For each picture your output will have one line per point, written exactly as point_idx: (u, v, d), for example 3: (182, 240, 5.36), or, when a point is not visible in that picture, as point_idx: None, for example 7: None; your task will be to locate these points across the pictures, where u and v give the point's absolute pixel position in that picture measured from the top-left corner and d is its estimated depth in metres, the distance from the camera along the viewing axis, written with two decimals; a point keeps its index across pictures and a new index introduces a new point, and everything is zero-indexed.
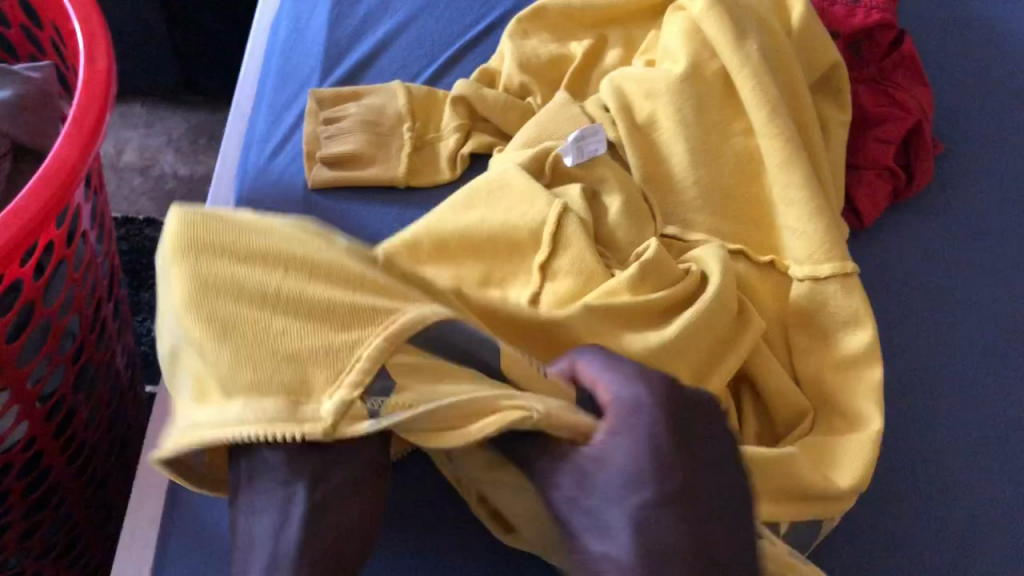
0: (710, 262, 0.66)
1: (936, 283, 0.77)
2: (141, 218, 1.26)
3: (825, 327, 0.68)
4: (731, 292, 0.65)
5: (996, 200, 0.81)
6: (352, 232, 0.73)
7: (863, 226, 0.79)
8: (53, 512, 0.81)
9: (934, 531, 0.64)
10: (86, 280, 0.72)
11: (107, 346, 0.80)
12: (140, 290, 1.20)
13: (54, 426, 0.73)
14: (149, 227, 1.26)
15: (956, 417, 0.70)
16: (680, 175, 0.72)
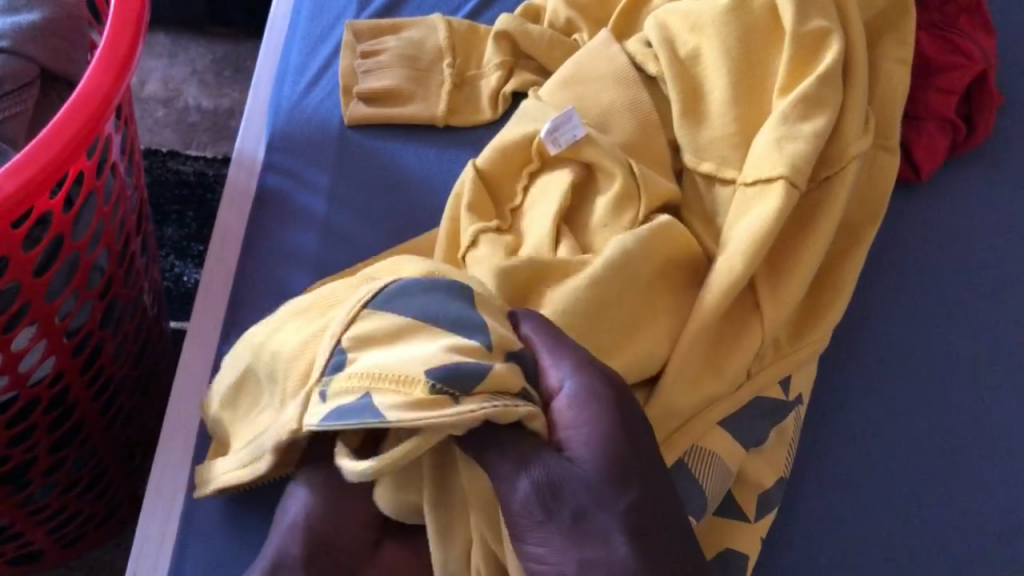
0: (753, 213, 0.62)
1: (990, 249, 0.74)
2: (165, 151, 1.24)
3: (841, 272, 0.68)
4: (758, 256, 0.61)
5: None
6: (387, 172, 0.70)
7: (920, 180, 0.76)
8: (79, 447, 0.80)
9: (978, 511, 0.63)
10: (116, 214, 0.70)
11: (136, 282, 0.78)
12: (165, 225, 1.18)
13: (81, 362, 0.71)
14: (173, 161, 1.23)
15: (1005, 380, 0.68)
16: None
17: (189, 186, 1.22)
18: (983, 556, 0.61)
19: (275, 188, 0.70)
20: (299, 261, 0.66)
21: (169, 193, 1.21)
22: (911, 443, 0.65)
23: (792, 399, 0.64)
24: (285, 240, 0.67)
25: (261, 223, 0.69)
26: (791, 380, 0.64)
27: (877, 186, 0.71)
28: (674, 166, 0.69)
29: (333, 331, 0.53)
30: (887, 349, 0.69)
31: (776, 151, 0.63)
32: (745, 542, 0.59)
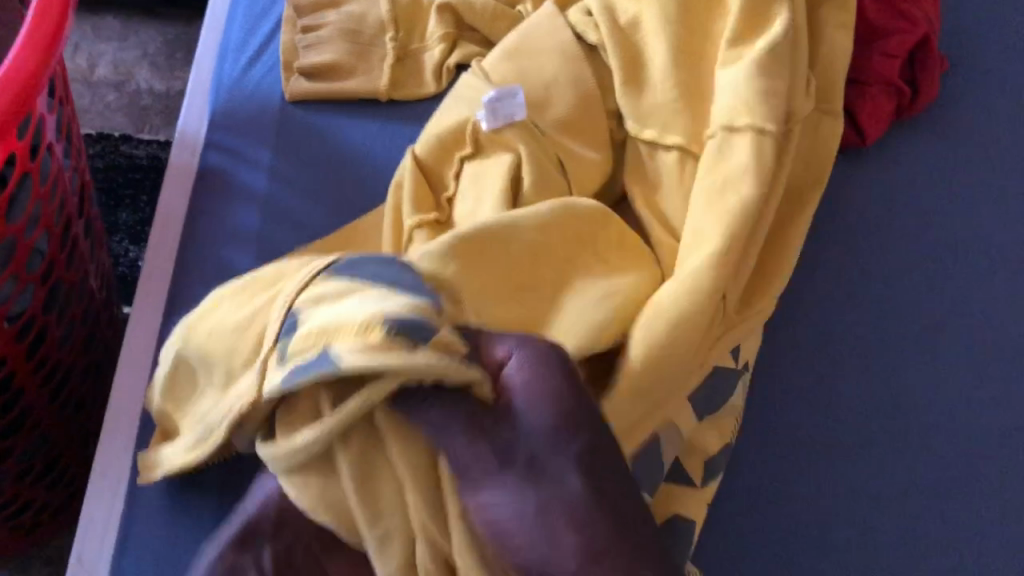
0: (712, 170, 0.62)
1: (936, 213, 0.74)
2: (117, 134, 1.22)
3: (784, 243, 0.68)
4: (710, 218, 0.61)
5: (1004, 129, 0.78)
6: (331, 148, 0.69)
7: (865, 144, 0.76)
8: (29, 434, 0.79)
9: (925, 471, 0.63)
10: (55, 196, 0.69)
11: (81, 265, 0.77)
12: (117, 210, 1.17)
13: (25, 347, 0.71)
14: (126, 145, 1.22)
15: (949, 342, 0.68)
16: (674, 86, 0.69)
17: (142, 170, 1.20)
18: (930, 516, 0.61)
19: (217, 167, 0.69)
20: (241, 239, 0.65)
21: (122, 178, 1.19)
22: (857, 405, 0.65)
23: (739, 365, 0.64)
24: (227, 218, 0.66)
25: (203, 202, 0.68)
26: (741, 348, 0.64)
27: (820, 150, 0.71)
28: (619, 135, 0.68)
29: (284, 297, 0.53)
30: (835, 315, 0.69)
31: (725, 123, 0.63)
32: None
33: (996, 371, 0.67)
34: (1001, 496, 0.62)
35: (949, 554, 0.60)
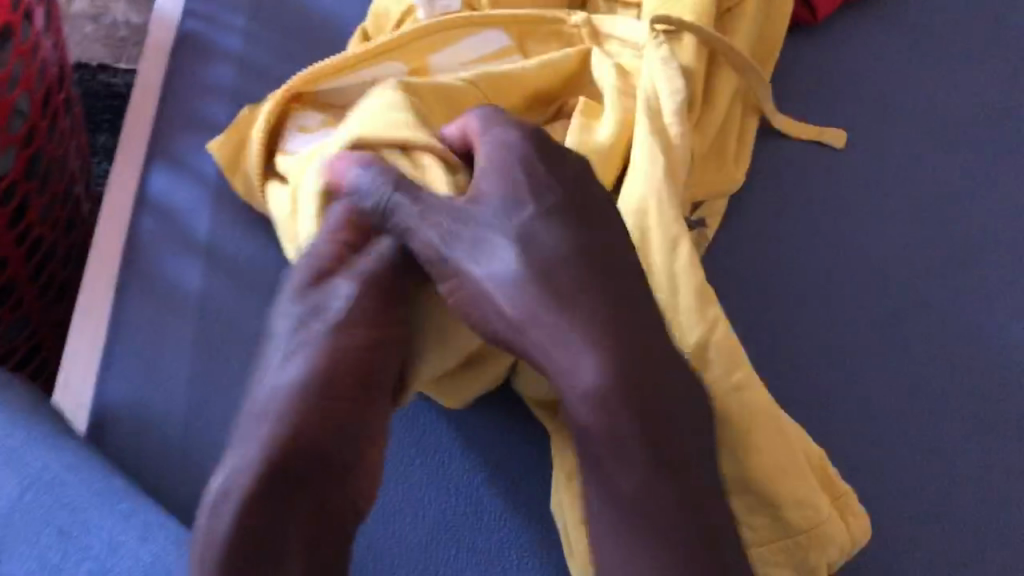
0: (650, 72, 0.62)
1: (893, 70, 0.76)
2: (94, 62, 1.13)
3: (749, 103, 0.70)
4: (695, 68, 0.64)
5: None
6: (306, 16, 0.72)
7: (817, 21, 0.78)
8: (10, 313, 0.78)
9: (882, 298, 0.65)
10: (35, 61, 0.71)
11: (60, 141, 0.79)
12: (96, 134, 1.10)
13: (8, 211, 0.72)
14: (103, 74, 1.12)
15: (903, 193, 0.70)
16: None
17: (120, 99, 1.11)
18: (886, 336, 0.63)
19: (194, 33, 0.71)
20: (218, 94, 0.69)
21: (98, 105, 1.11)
22: (810, 248, 0.67)
23: (695, 220, 0.65)
24: (207, 78, 0.69)
25: (181, 65, 0.70)
26: (705, 205, 0.66)
27: (772, 25, 0.73)
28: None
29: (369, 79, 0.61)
30: (796, 160, 0.71)
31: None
32: (734, 409, 0.52)
33: (949, 220, 0.69)
34: (951, 335, 0.63)
35: (904, 367, 0.62)
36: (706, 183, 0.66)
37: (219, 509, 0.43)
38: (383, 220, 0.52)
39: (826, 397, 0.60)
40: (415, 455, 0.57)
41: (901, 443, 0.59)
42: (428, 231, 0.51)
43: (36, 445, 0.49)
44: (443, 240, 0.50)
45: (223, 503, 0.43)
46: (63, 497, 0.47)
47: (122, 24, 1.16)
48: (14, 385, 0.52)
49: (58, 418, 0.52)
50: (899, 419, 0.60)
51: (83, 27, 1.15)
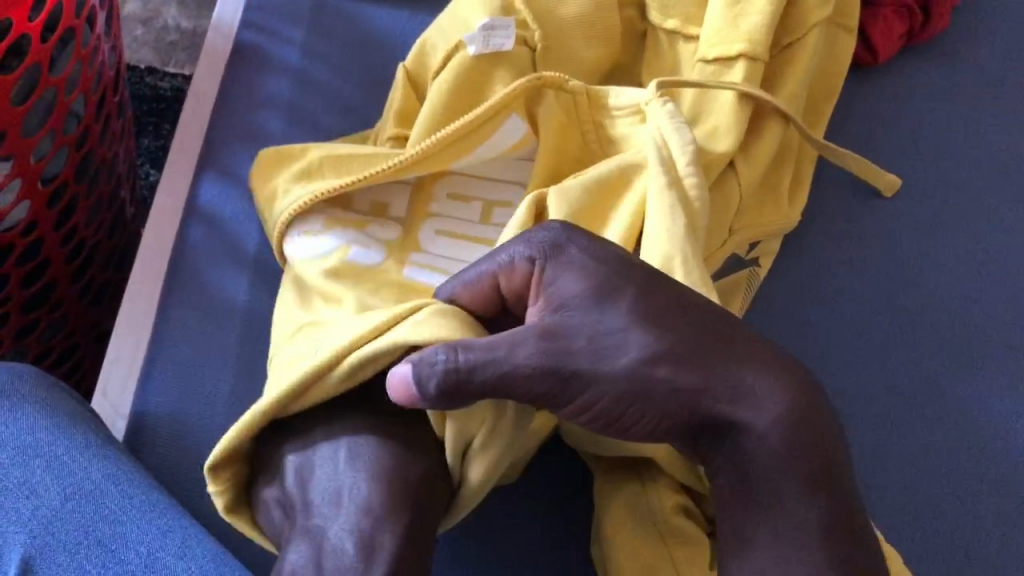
0: (658, 130, 0.57)
1: (955, 117, 0.74)
2: (142, 65, 1.11)
3: (803, 150, 0.68)
4: (731, 123, 0.61)
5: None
6: (363, 33, 0.72)
7: (876, 63, 0.77)
8: (51, 312, 0.78)
9: (938, 351, 0.63)
10: (93, 64, 0.71)
11: (109, 143, 0.78)
12: (139, 136, 1.08)
13: (56, 212, 0.72)
14: (150, 77, 1.11)
15: (963, 243, 0.68)
16: None
17: (164, 103, 1.10)
18: (938, 390, 0.62)
19: (251, 44, 0.71)
20: (273, 106, 0.68)
21: (142, 108, 1.10)
22: (863, 297, 0.66)
23: (748, 259, 0.65)
24: (262, 90, 0.69)
25: (235, 75, 0.70)
26: (757, 244, 0.65)
27: (834, 63, 0.72)
28: (638, 27, 0.69)
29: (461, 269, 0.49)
30: (849, 205, 0.70)
31: (733, 27, 0.64)
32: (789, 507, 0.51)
33: (1010, 272, 0.67)
34: (1008, 390, 0.62)
35: (955, 424, 0.61)
36: (753, 232, 0.64)
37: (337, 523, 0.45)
38: (464, 385, 0.42)
39: (872, 450, 0.59)
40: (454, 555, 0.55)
41: (949, 502, 0.58)
42: (523, 355, 0.42)
43: (78, 453, 0.49)
44: (553, 353, 0.42)
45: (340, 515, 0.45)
46: (103, 508, 0.47)
47: (173, 28, 1.14)
48: (59, 389, 0.52)
49: (100, 427, 0.52)
50: (947, 477, 0.58)
51: (133, 29, 1.14)
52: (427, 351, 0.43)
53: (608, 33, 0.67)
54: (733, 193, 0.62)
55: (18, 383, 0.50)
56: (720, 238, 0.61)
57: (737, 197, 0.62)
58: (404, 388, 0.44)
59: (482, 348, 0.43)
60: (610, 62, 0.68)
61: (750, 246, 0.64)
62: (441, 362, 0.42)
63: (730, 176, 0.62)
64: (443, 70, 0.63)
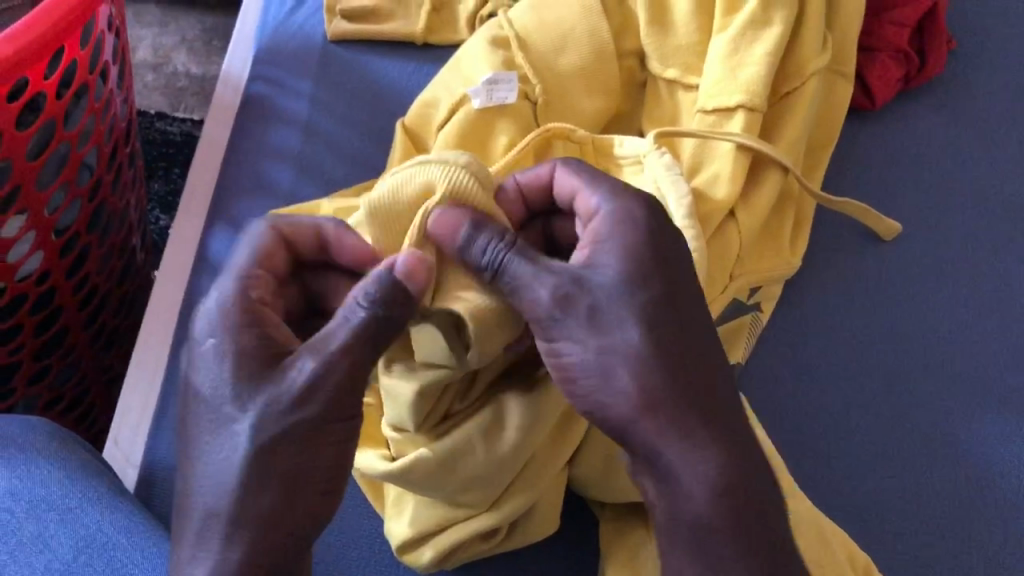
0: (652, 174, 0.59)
1: (954, 158, 0.75)
2: (153, 111, 1.12)
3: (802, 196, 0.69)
4: (733, 174, 0.62)
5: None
6: (370, 84, 0.74)
7: (874, 106, 0.78)
8: (63, 358, 0.79)
9: (937, 395, 0.64)
10: (105, 117, 0.73)
11: (121, 192, 0.80)
12: (149, 181, 1.08)
13: (69, 261, 0.73)
14: (160, 122, 1.12)
15: (961, 287, 0.69)
16: (681, 24, 0.68)
17: (174, 146, 1.11)
18: (942, 433, 0.62)
19: (260, 95, 0.73)
20: (282, 157, 0.70)
21: (152, 152, 1.10)
22: (863, 339, 0.66)
23: (751, 304, 0.65)
24: (271, 141, 0.71)
25: (245, 126, 0.72)
26: (759, 289, 0.65)
27: (831, 108, 0.73)
28: (638, 76, 0.71)
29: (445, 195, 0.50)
30: (849, 248, 0.71)
31: (732, 78, 0.65)
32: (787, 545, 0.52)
33: (1008, 316, 0.67)
34: (1008, 435, 0.62)
35: (960, 465, 0.61)
36: (755, 280, 0.64)
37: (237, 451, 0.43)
38: (496, 279, 0.47)
39: (876, 494, 0.60)
40: None
41: (953, 545, 0.58)
42: (540, 289, 0.45)
43: (90, 506, 0.49)
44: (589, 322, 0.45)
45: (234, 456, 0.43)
46: (114, 561, 0.48)
47: (182, 74, 1.16)
48: (72, 441, 0.53)
49: (113, 478, 0.52)
50: (951, 519, 0.59)
51: (144, 76, 1.16)
52: (492, 226, 0.47)
53: (609, 82, 0.68)
54: (733, 242, 0.63)
55: (33, 437, 0.51)
56: (719, 289, 0.62)
57: (738, 246, 0.63)
58: (447, 222, 0.47)
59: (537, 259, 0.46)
60: (612, 110, 0.70)
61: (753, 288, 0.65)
62: (485, 259, 0.47)
63: (731, 225, 0.63)
64: (450, 122, 0.64)
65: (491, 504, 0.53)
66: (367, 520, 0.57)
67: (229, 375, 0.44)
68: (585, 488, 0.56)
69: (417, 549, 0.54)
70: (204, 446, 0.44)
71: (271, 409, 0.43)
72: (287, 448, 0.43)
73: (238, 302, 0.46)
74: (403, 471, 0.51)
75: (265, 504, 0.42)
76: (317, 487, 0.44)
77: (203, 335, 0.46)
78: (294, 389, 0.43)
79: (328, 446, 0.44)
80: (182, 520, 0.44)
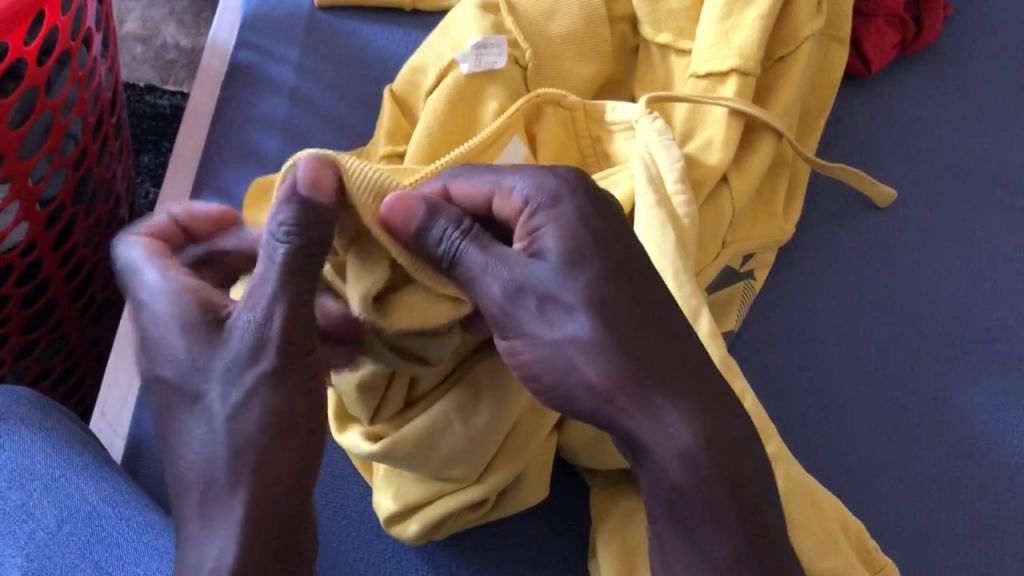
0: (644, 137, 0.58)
1: (950, 125, 0.74)
2: (141, 84, 1.11)
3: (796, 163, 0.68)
4: (728, 136, 0.62)
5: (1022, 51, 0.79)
6: (358, 51, 0.73)
7: (870, 73, 0.77)
8: (51, 331, 0.78)
9: (931, 363, 0.63)
10: (89, 86, 0.72)
11: (107, 163, 0.79)
12: (138, 154, 1.07)
13: (54, 233, 0.72)
14: (150, 95, 1.10)
15: (956, 254, 0.68)
16: None
17: (163, 120, 1.09)
18: (936, 401, 0.62)
19: (246, 63, 0.72)
20: (269, 125, 0.69)
21: (141, 125, 1.09)
22: (857, 307, 0.66)
23: (743, 271, 0.65)
24: (257, 109, 0.70)
25: (231, 94, 0.71)
26: (752, 256, 0.65)
27: (826, 74, 0.72)
28: (630, 41, 0.70)
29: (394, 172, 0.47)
30: (844, 215, 0.70)
31: (725, 41, 0.64)
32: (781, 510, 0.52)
33: (1003, 283, 0.67)
34: (1002, 403, 0.62)
35: (953, 432, 0.61)
36: (747, 246, 0.64)
37: (218, 411, 0.42)
38: (450, 267, 0.44)
39: (870, 461, 0.60)
40: (453, 558, 0.54)
41: (947, 512, 0.58)
42: (489, 283, 0.43)
43: (75, 476, 0.49)
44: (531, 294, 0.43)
45: (214, 420, 0.42)
46: (99, 530, 0.47)
47: (171, 46, 1.15)
48: (56, 410, 0.52)
49: (98, 447, 0.52)
50: (943, 486, 0.59)
51: (132, 48, 1.14)
52: (447, 209, 0.45)
53: (599, 47, 0.67)
54: (726, 208, 0.62)
55: (16, 407, 0.51)
56: (712, 256, 0.62)
57: (730, 212, 0.62)
58: (406, 202, 0.44)
59: (488, 245, 0.44)
60: (603, 76, 0.68)
61: (746, 255, 0.64)
62: (441, 248, 0.44)
63: (723, 190, 0.62)
64: (439, 88, 0.63)
65: (478, 476, 0.53)
66: (356, 490, 0.57)
67: (184, 353, 0.43)
68: (574, 457, 0.55)
69: (404, 522, 0.53)
70: (186, 409, 0.43)
71: (232, 368, 0.42)
72: (260, 399, 0.41)
73: (176, 289, 0.45)
74: (386, 450, 0.51)
75: (255, 456, 0.41)
76: (307, 425, 0.42)
77: (150, 324, 0.44)
78: (247, 338, 0.42)
79: (299, 382, 0.42)
80: (180, 493, 0.43)
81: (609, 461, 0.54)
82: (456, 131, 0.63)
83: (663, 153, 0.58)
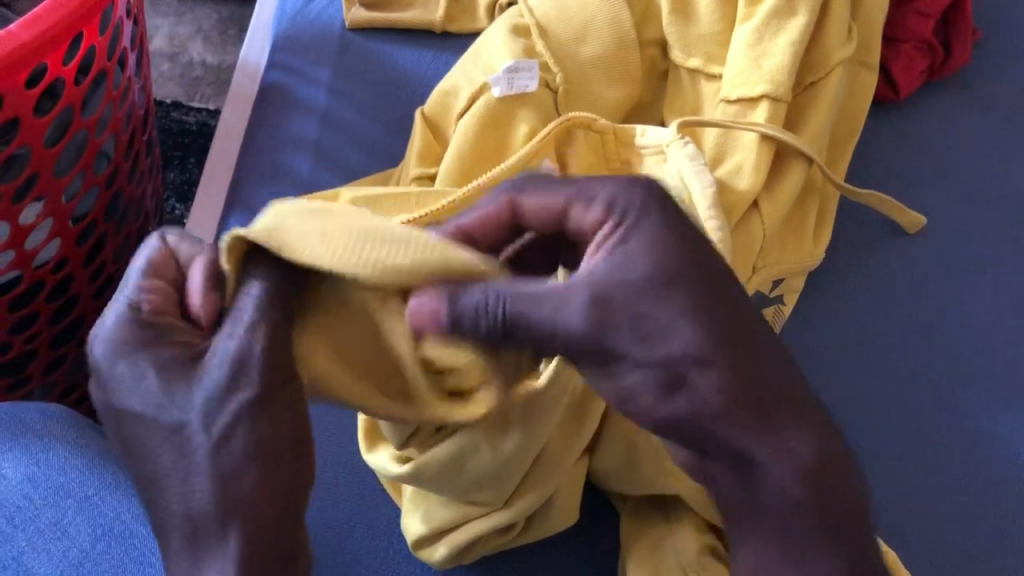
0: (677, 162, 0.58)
1: (979, 150, 0.74)
2: (168, 100, 1.12)
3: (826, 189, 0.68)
4: (759, 162, 0.62)
5: None
6: (389, 73, 0.73)
7: (898, 98, 0.77)
8: (78, 346, 0.78)
9: (959, 389, 0.63)
10: (123, 104, 0.72)
11: (138, 180, 0.80)
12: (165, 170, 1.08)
13: (86, 249, 0.73)
14: (176, 111, 1.11)
15: (985, 279, 0.68)
16: (703, 14, 0.67)
17: (189, 136, 1.10)
18: (967, 431, 0.61)
19: (278, 83, 0.73)
20: (301, 145, 0.69)
21: (168, 142, 1.09)
22: (886, 331, 0.65)
23: (773, 296, 0.64)
24: (289, 130, 0.70)
25: (264, 114, 0.71)
26: (782, 281, 0.65)
27: (856, 100, 0.72)
28: (660, 65, 0.70)
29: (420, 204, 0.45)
30: (873, 240, 0.70)
31: (756, 67, 0.64)
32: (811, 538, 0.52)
33: None
34: None
35: (982, 459, 0.60)
36: (777, 272, 0.64)
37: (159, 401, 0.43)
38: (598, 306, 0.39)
39: (900, 489, 0.59)
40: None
41: (976, 541, 0.57)
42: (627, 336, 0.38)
43: (109, 494, 0.49)
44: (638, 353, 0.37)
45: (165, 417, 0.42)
46: (131, 550, 0.47)
47: (198, 64, 1.16)
48: (89, 428, 0.53)
49: None
50: (972, 514, 0.58)
51: (160, 65, 1.15)
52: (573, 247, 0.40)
53: (630, 72, 0.67)
54: (757, 234, 0.62)
55: (51, 425, 0.51)
56: (742, 280, 0.62)
57: (761, 237, 0.62)
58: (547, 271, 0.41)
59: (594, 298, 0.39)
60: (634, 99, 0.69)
61: (775, 281, 0.64)
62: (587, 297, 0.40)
63: (754, 215, 0.62)
64: (471, 111, 0.64)
65: (507, 500, 0.53)
66: (385, 511, 0.57)
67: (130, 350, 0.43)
68: (605, 481, 0.55)
69: (432, 545, 0.53)
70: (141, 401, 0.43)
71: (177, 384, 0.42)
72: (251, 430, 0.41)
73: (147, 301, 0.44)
74: (415, 471, 0.51)
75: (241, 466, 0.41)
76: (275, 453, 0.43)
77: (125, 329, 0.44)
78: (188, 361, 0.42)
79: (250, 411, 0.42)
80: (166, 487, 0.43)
81: (640, 488, 0.54)
82: (486, 154, 0.63)
83: (696, 181, 0.57)
